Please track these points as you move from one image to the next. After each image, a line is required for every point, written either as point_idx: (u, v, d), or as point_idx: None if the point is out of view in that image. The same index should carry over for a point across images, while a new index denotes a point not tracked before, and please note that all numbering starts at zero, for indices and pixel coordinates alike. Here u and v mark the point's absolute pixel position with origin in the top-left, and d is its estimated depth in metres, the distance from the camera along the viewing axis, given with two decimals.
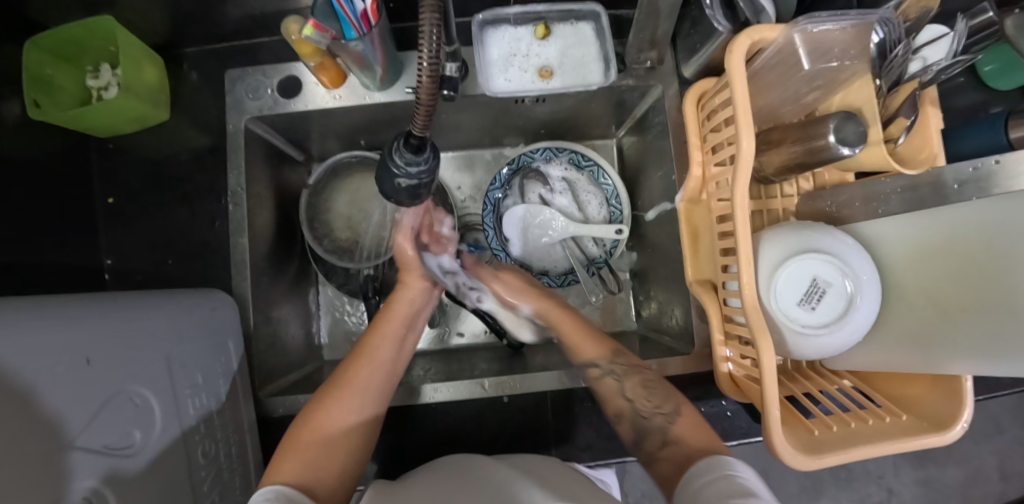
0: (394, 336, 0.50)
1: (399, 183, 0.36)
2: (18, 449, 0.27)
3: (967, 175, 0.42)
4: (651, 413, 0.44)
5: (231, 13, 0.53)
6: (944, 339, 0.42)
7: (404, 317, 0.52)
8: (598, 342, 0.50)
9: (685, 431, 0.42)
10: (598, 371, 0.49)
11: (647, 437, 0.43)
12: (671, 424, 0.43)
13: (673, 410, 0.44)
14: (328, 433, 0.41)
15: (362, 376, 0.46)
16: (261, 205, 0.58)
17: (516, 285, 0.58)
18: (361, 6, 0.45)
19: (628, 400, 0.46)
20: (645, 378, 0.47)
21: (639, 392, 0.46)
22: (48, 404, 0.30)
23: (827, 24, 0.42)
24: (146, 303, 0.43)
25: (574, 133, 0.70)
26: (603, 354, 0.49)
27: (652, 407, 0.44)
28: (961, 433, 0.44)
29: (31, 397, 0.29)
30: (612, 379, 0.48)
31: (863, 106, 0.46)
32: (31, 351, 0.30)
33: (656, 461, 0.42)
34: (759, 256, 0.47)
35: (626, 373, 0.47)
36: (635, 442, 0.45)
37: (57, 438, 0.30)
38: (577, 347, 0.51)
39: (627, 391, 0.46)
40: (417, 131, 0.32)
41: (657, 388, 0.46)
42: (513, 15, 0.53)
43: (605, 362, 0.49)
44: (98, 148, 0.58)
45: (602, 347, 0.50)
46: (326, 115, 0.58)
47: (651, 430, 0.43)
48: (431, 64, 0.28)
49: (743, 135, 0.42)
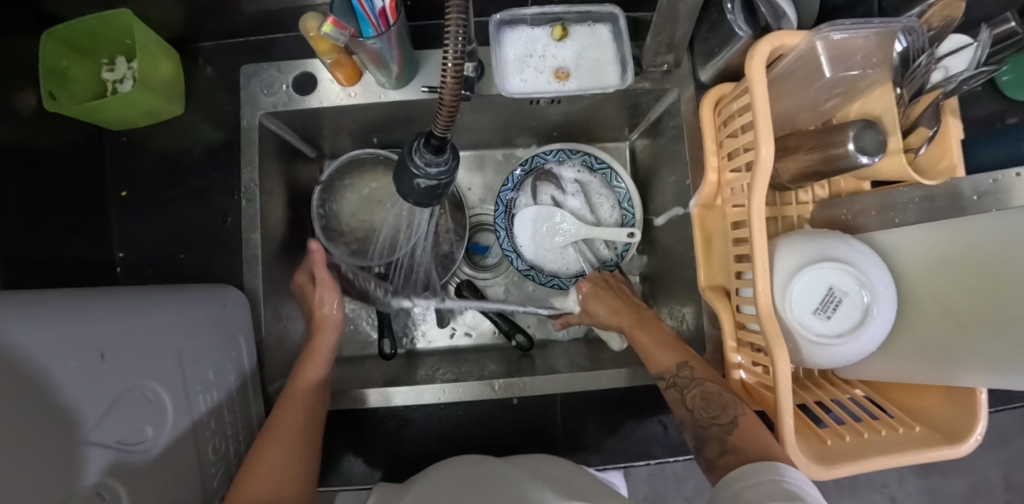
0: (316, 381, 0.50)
1: (418, 183, 0.35)
2: (32, 445, 0.27)
3: (986, 186, 0.42)
4: (707, 424, 0.44)
5: (247, 7, 0.53)
6: (961, 352, 0.42)
7: (320, 363, 0.51)
8: (667, 355, 0.50)
9: (741, 441, 0.40)
10: (664, 382, 0.49)
11: (707, 444, 0.43)
12: (728, 434, 0.42)
13: (731, 422, 0.42)
14: (273, 479, 0.40)
15: (288, 421, 0.45)
16: (273, 200, 0.58)
17: (607, 304, 0.57)
18: (380, 5, 0.45)
19: (688, 410, 0.46)
20: (705, 390, 0.45)
21: (697, 403, 0.45)
22: (64, 398, 0.30)
23: (848, 32, 0.42)
24: (160, 296, 0.43)
25: (587, 135, 0.70)
26: (666, 368, 0.49)
27: (709, 417, 0.44)
28: (975, 446, 0.43)
29: (45, 392, 0.29)
30: (675, 391, 0.47)
31: (881, 113, 0.45)
32: (48, 344, 0.30)
33: (714, 470, 0.41)
34: (774, 264, 0.46)
35: (689, 384, 0.47)
36: (697, 449, 0.45)
37: (71, 434, 0.30)
38: (650, 357, 0.51)
39: (686, 401, 0.46)
40: (439, 130, 0.32)
41: (717, 399, 0.44)
42: (530, 15, 0.53)
43: (670, 375, 0.48)
44: (112, 141, 0.58)
45: (669, 361, 0.49)
46: (340, 112, 0.58)
47: (709, 440, 0.43)
48: (455, 64, 0.28)
49: (761, 143, 0.42)
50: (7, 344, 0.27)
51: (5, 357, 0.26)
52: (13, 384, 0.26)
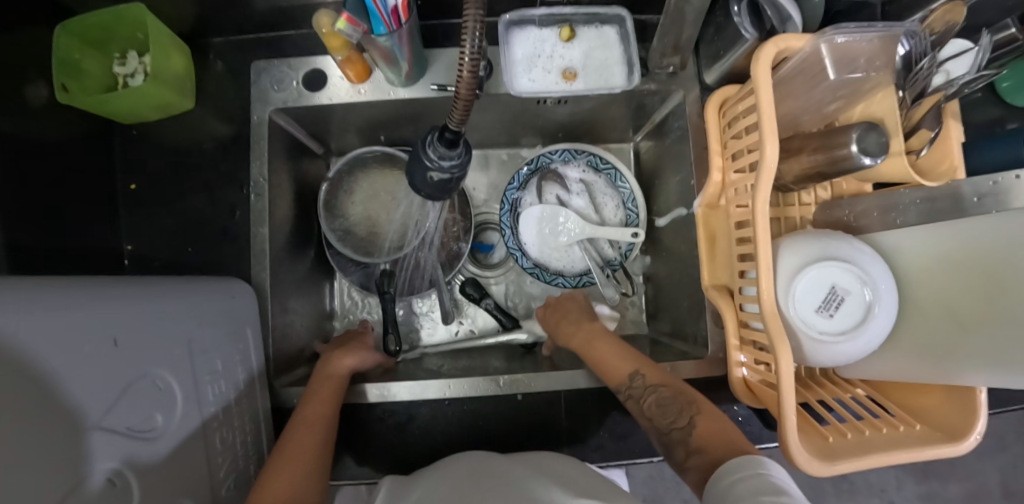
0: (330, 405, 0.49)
1: (431, 176, 0.36)
2: (41, 429, 0.27)
3: (986, 188, 0.43)
4: (668, 429, 0.45)
5: (259, 3, 0.54)
6: (963, 350, 0.42)
7: (337, 383, 0.52)
8: (620, 365, 0.50)
9: (706, 441, 0.41)
10: (624, 396, 0.48)
11: (673, 448, 0.44)
12: (690, 436, 0.43)
13: (688, 423, 0.44)
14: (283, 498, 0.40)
15: (301, 442, 0.45)
16: (281, 195, 0.59)
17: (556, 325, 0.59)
18: (392, 4, 0.45)
19: (648, 419, 0.46)
20: (661, 396, 0.46)
21: (654, 410, 0.46)
22: (76, 384, 0.30)
23: (852, 36, 0.43)
24: (172, 285, 0.43)
25: (592, 136, 0.71)
26: (620, 381, 0.49)
27: (669, 423, 0.45)
28: (975, 445, 0.44)
29: (57, 376, 0.29)
30: (632, 402, 0.48)
31: (885, 117, 0.46)
32: (61, 330, 0.30)
33: (683, 471, 0.42)
34: (777, 263, 0.47)
35: (644, 392, 0.47)
36: (664, 453, 0.45)
37: (84, 418, 0.30)
38: (601, 372, 0.51)
39: (643, 409, 0.47)
40: (453, 124, 0.32)
41: (672, 404, 0.46)
42: (539, 16, 0.54)
43: (624, 388, 0.48)
44: (122, 134, 0.58)
45: (620, 373, 0.49)
46: (349, 109, 0.58)
47: (674, 443, 0.43)
48: (471, 60, 0.29)
49: (767, 143, 0.43)
50: (20, 327, 0.27)
51: (19, 340, 0.26)
52: (24, 367, 0.26)
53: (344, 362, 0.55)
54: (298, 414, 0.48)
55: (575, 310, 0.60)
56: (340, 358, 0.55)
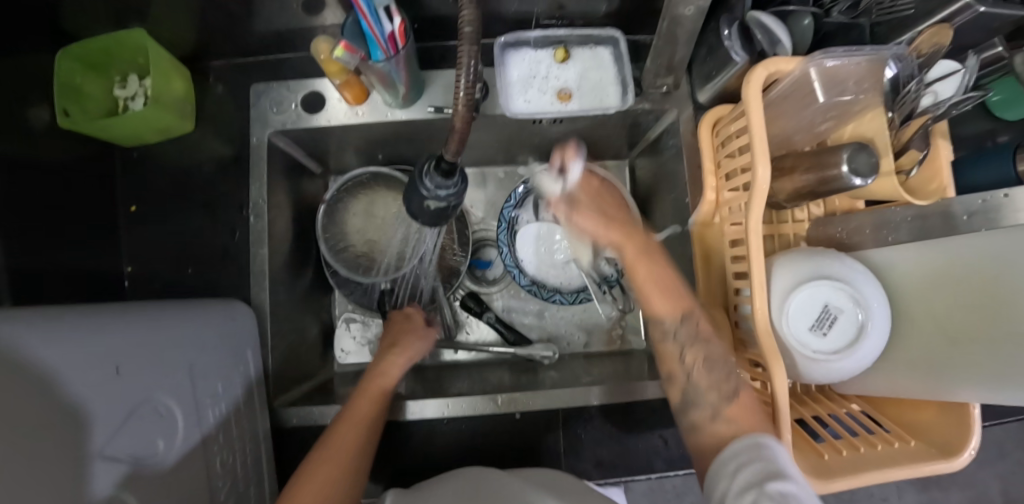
0: (376, 404, 0.49)
1: (428, 204, 0.36)
2: (53, 457, 0.27)
3: (977, 206, 0.42)
4: (705, 388, 0.43)
5: (258, 27, 0.55)
6: (954, 367, 0.43)
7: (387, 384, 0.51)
8: (679, 301, 0.45)
9: (738, 414, 0.40)
10: (663, 328, 0.46)
11: (695, 408, 0.43)
12: (727, 402, 0.41)
13: (731, 392, 0.42)
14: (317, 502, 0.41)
15: (346, 437, 0.45)
16: (280, 216, 0.59)
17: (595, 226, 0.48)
18: (390, 29, 0.45)
19: (684, 368, 0.44)
20: (709, 354, 0.44)
21: (698, 364, 0.44)
22: (83, 411, 0.30)
23: (841, 60, 0.43)
24: (173, 310, 0.44)
25: (588, 153, 0.72)
26: (673, 315, 0.45)
27: (710, 383, 0.43)
28: (969, 460, 0.44)
29: (67, 404, 0.29)
30: (674, 344, 0.45)
31: (874, 136, 0.47)
32: (67, 360, 0.30)
33: (703, 430, 0.41)
34: (771, 281, 0.48)
35: (691, 341, 0.44)
36: (678, 407, 0.44)
37: (90, 447, 0.30)
38: (648, 300, 0.46)
39: (686, 359, 0.44)
40: (449, 156, 0.33)
41: (719, 365, 0.43)
42: (534, 38, 0.55)
43: (673, 324, 0.45)
44: (123, 156, 0.59)
45: (680, 307, 0.45)
46: (347, 130, 0.59)
47: (699, 403, 0.42)
48: (466, 92, 0.30)
49: (758, 163, 0.44)
50: (29, 359, 0.28)
51: (28, 372, 0.27)
52: (36, 396, 0.27)
53: (395, 359, 0.54)
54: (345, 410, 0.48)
55: (614, 210, 0.50)
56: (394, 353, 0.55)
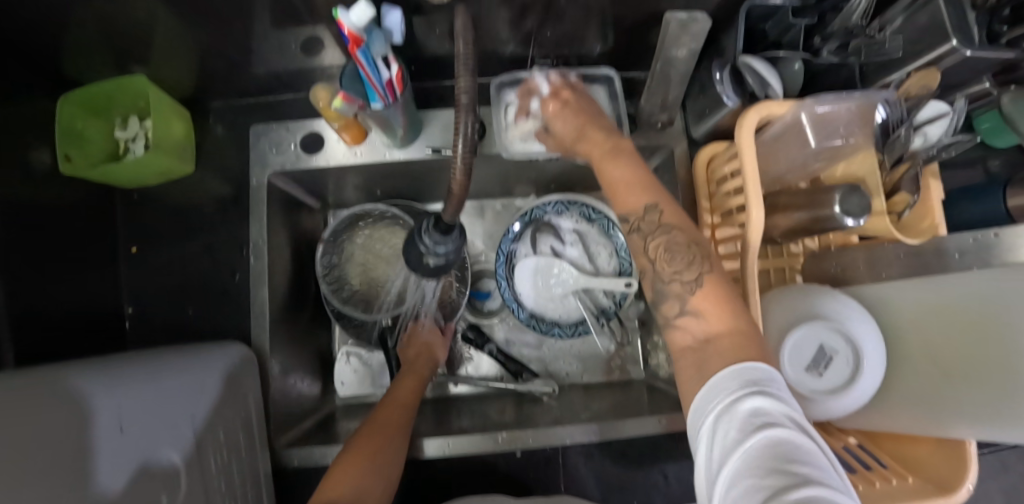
0: (413, 390, 0.57)
1: (426, 260, 0.37)
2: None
3: (969, 245, 0.42)
4: (669, 279, 0.40)
5: (257, 71, 0.56)
6: (949, 405, 0.43)
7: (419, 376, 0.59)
8: (642, 192, 0.42)
9: (705, 305, 0.38)
10: (628, 226, 0.44)
11: (664, 301, 0.40)
12: (690, 293, 0.38)
13: (694, 279, 0.39)
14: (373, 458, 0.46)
15: (391, 413, 0.52)
16: (280, 255, 0.60)
17: (572, 130, 0.49)
18: (386, 76, 0.46)
19: (652, 261, 0.42)
20: (670, 240, 0.41)
21: (661, 254, 0.41)
22: (78, 476, 0.30)
23: (831, 105, 0.45)
24: (175, 364, 0.45)
25: (585, 184, 0.72)
26: (634, 207, 0.43)
27: (674, 270, 0.40)
28: (966, 497, 0.45)
29: (59, 471, 0.29)
30: (638, 237, 0.43)
31: (866, 176, 0.48)
32: None
33: (671, 327, 0.39)
34: (767, 321, 0.49)
35: (655, 229, 0.41)
36: (652, 302, 0.42)
37: None
38: (618, 194, 0.44)
39: (649, 251, 0.42)
40: (447, 217, 0.34)
41: (681, 252, 0.40)
42: (528, 78, 0.56)
43: (636, 218, 0.43)
44: (124, 198, 0.60)
45: (640, 200, 0.42)
46: (346, 169, 0.60)
47: (666, 296, 0.40)
48: (465, 158, 0.30)
49: (752, 205, 0.45)
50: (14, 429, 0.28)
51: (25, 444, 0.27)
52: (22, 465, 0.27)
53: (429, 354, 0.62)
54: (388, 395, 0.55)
55: (592, 121, 0.48)
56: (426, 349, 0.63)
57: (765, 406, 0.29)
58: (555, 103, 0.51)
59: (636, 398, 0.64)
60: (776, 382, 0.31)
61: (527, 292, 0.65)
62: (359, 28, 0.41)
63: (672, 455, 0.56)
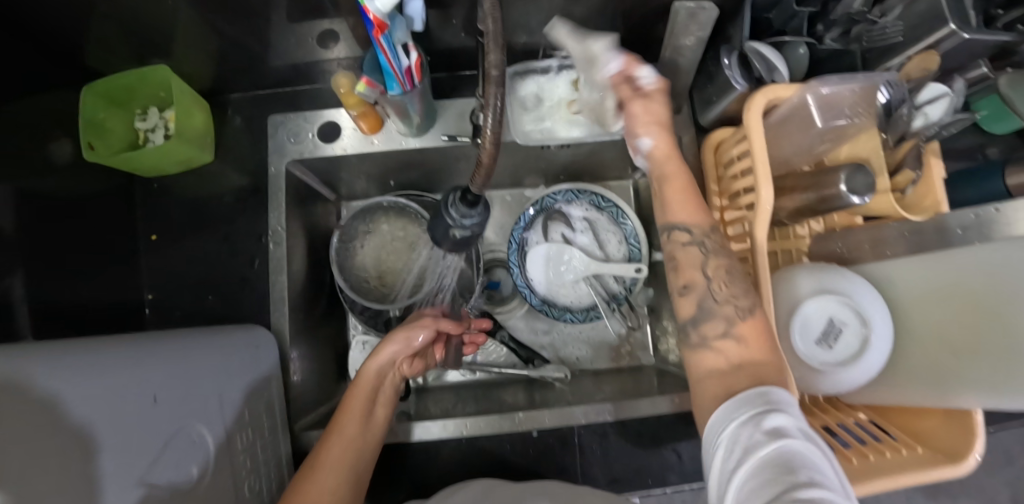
0: (360, 412, 0.50)
1: (452, 233, 0.38)
2: (81, 488, 0.28)
3: (969, 221, 0.42)
4: (721, 300, 0.41)
5: (277, 62, 0.57)
6: (957, 374, 0.44)
7: (370, 385, 0.52)
8: (701, 213, 0.44)
9: (750, 334, 0.40)
10: (686, 237, 0.44)
11: (707, 321, 0.41)
12: (740, 318, 0.40)
13: (749, 307, 0.41)
14: None
15: (333, 451, 0.47)
16: (296, 241, 0.61)
17: (650, 116, 0.46)
18: (406, 64, 0.47)
19: (707, 276, 0.42)
20: (729, 265, 0.43)
21: (720, 274, 0.42)
22: (110, 446, 0.31)
23: (836, 86, 0.46)
24: (206, 339, 0.46)
25: (593, 175, 0.74)
26: (700, 223, 0.44)
27: (731, 292, 0.41)
28: (975, 465, 0.45)
29: (93, 440, 0.30)
30: (697, 249, 0.43)
31: (869, 156, 0.50)
32: (94, 393, 0.31)
33: (707, 348, 0.40)
34: (777, 296, 0.50)
35: (718, 250, 0.43)
36: (689, 319, 0.42)
37: (122, 477, 0.31)
38: (673, 209, 0.45)
39: (708, 267, 0.43)
40: (475, 188, 0.35)
41: (740, 278, 0.42)
42: (541, 67, 0.58)
43: (700, 232, 0.44)
44: (143, 187, 0.61)
45: (703, 217, 0.44)
46: (362, 158, 0.61)
47: (715, 316, 0.41)
48: (493, 132, 0.32)
49: (761, 185, 0.46)
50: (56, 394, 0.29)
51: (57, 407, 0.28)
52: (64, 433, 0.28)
53: (380, 358, 0.53)
54: (333, 422, 0.49)
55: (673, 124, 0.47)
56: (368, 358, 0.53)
57: (785, 423, 0.31)
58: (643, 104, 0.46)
59: (646, 382, 0.66)
60: (793, 404, 0.33)
61: (541, 277, 0.66)
62: (383, 14, 0.40)
63: (683, 434, 0.58)
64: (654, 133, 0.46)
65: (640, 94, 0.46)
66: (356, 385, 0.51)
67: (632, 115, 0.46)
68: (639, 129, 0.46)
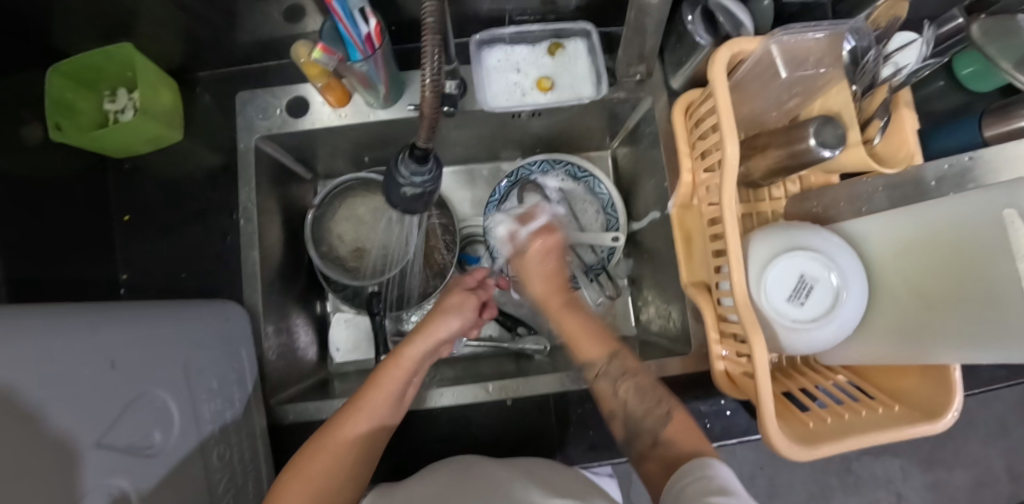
0: (391, 394, 0.47)
1: (405, 192, 0.38)
2: (37, 446, 0.27)
3: (945, 171, 0.45)
4: (641, 415, 0.47)
5: (242, 38, 0.57)
6: (932, 327, 0.43)
7: (407, 368, 0.48)
8: (601, 343, 0.53)
9: (675, 434, 0.45)
10: (595, 371, 0.52)
11: (639, 438, 0.47)
12: (664, 424, 0.46)
13: (665, 414, 0.47)
14: (313, 484, 0.41)
15: (350, 429, 0.44)
16: (270, 218, 0.61)
17: (541, 257, 0.57)
18: (365, 31, 0.46)
19: (622, 402, 0.49)
20: (638, 383, 0.49)
21: (632, 395, 0.49)
22: (69, 407, 0.31)
23: (801, 35, 0.45)
24: (167, 309, 0.45)
25: (569, 146, 0.75)
26: (601, 356, 0.52)
27: (644, 409, 0.48)
28: (952, 422, 0.45)
29: (51, 400, 0.30)
30: (607, 381, 0.51)
31: (841, 110, 0.48)
32: (53, 354, 0.31)
33: (647, 458, 0.45)
34: (749, 254, 0.49)
35: (620, 375, 0.50)
36: (625, 440, 0.48)
37: (78, 439, 0.31)
38: (576, 341, 0.54)
39: (619, 394, 0.49)
40: (420, 143, 0.35)
41: (650, 393, 0.49)
42: (508, 34, 0.57)
43: (603, 363, 0.51)
44: (114, 167, 0.61)
45: (604, 348, 0.52)
46: (332, 132, 0.61)
47: (643, 430, 0.46)
48: (433, 81, 0.31)
49: (727, 140, 0.45)
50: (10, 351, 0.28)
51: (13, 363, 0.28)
52: (25, 391, 0.28)
53: (418, 341, 0.49)
54: (357, 397, 0.46)
55: (580, 310, 0.56)
56: (416, 337, 0.49)
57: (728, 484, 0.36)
58: (542, 241, 0.56)
59: None
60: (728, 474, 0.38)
61: None
62: None
63: None
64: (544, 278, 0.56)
65: (536, 233, 0.57)
66: (390, 365, 0.48)
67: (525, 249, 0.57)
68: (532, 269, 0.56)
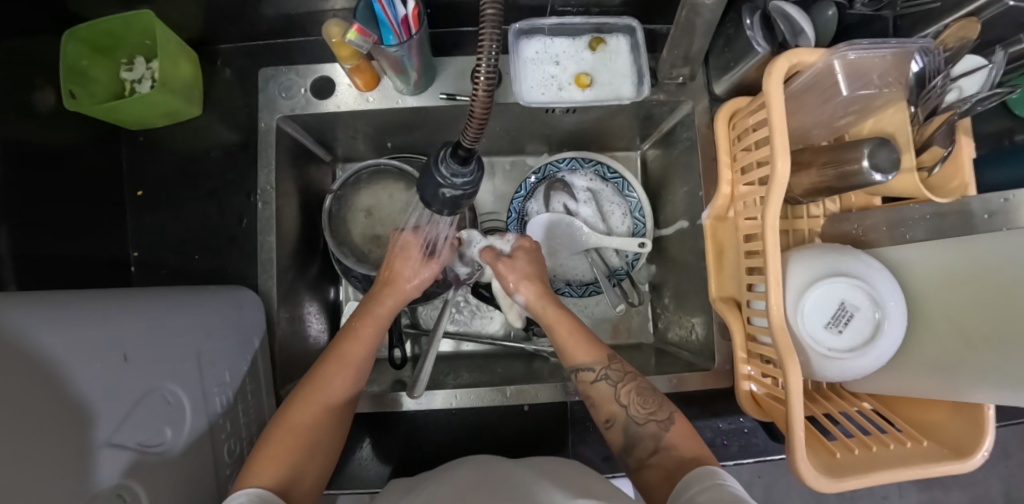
0: (370, 347, 0.50)
1: (442, 192, 0.36)
2: (40, 452, 0.26)
3: (996, 206, 0.42)
4: (643, 420, 0.46)
5: (267, 12, 0.53)
6: (963, 367, 0.42)
7: (378, 325, 0.51)
8: (595, 348, 0.50)
9: (677, 439, 0.44)
10: (593, 374, 0.49)
11: (638, 444, 0.45)
12: (664, 431, 0.45)
13: (667, 418, 0.46)
14: (304, 433, 0.42)
15: (335, 378, 0.46)
16: (288, 202, 0.59)
17: (523, 274, 0.56)
18: (403, 12, 0.45)
19: (623, 405, 0.47)
20: (639, 386, 0.48)
21: (633, 398, 0.47)
22: (76, 405, 0.29)
23: (866, 52, 0.42)
24: (178, 297, 0.43)
25: (598, 143, 0.72)
26: (599, 358, 0.49)
27: (645, 413, 0.46)
28: (982, 461, 0.44)
29: (56, 399, 0.28)
30: (606, 384, 0.48)
31: (895, 132, 0.47)
32: (63, 349, 0.29)
33: (645, 468, 0.44)
34: (788, 274, 0.47)
35: (622, 377, 0.48)
36: (623, 447, 0.46)
37: (85, 439, 0.29)
38: (570, 352, 0.50)
39: (622, 396, 0.47)
40: (465, 143, 0.32)
41: (651, 396, 0.47)
42: (548, 25, 0.54)
43: (601, 367, 0.49)
44: (129, 140, 0.58)
45: (599, 352, 0.50)
46: (355, 116, 0.58)
47: (642, 438, 0.45)
48: (487, 77, 0.27)
49: (777, 155, 0.41)
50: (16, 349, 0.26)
51: (21, 364, 0.26)
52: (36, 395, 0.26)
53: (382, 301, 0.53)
54: (330, 349, 0.48)
55: (574, 318, 0.53)
56: (385, 295, 0.53)
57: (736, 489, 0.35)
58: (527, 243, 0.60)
59: (644, 360, 0.66)
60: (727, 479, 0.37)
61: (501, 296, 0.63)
62: None
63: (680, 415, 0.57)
64: (525, 288, 0.56)
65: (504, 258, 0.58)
66: (363, 320, 0.51)
67: (509, 281, 0.56)
68: (517, 287, 0.56)
